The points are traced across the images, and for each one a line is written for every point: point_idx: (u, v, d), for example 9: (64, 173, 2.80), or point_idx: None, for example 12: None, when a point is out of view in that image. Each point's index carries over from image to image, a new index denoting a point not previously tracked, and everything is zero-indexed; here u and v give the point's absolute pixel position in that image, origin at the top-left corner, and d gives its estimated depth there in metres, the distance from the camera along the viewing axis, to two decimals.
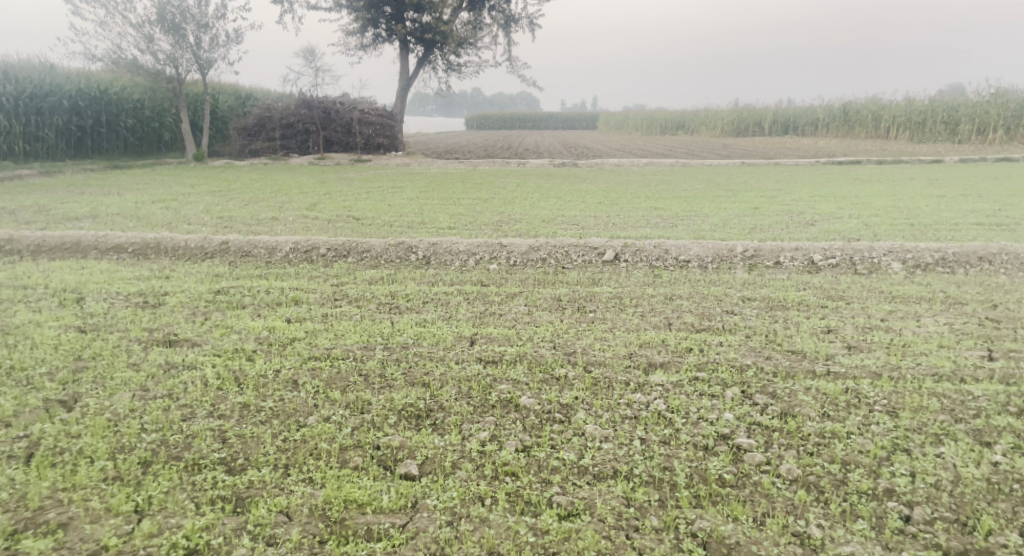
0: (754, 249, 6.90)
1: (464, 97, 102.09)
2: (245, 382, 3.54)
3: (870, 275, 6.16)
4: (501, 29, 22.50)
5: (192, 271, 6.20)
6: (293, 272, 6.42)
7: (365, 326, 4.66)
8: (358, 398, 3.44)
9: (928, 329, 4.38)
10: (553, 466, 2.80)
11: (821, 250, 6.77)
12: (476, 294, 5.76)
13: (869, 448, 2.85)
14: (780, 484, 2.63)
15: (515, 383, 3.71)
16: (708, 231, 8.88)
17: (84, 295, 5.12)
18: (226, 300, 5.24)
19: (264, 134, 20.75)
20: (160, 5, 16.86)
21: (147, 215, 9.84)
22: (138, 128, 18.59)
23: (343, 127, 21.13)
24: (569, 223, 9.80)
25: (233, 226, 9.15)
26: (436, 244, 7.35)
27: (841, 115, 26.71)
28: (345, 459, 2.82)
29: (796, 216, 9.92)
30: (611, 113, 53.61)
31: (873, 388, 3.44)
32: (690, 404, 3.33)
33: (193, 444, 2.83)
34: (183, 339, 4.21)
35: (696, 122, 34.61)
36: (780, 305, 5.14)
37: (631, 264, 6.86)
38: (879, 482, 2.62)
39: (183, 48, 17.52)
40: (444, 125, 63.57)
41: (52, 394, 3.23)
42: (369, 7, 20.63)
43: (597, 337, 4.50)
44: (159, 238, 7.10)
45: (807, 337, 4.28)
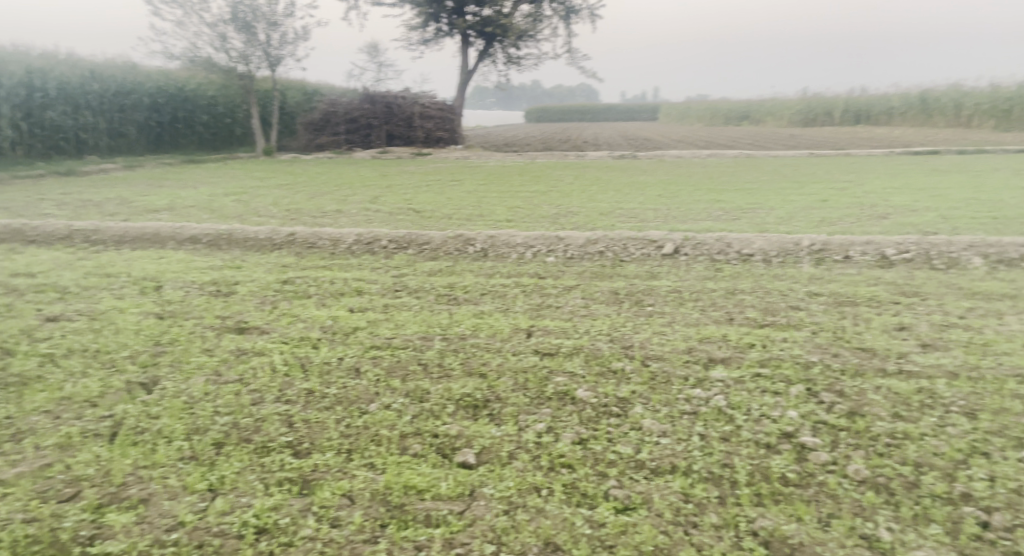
0: (821, 242, 6.64)
1: (524, 90, 102.08)
2: (310, 369, 3.68)
3: (948, 270, 5.84)
4: (561, 21, 22.37)
5: (261, 262, 6.46)
6: (355, 263, 6.60)
7: (424, 317, 4.76)
8: (417, 387, 3.52)
9: (1012, 328, 4.11)
10: (610, 459, 2.79)
11: (894, 244, 6.45)
12: (533, 286, 5.79)
13: (944, 450, 2.71)
14: (848, 485, 2.54)
15: (572, 376, 3.72)
16: (773, 224, 8.61)
17: (162, 284, 5.42)
18: (293, 290, 5.44)
19: (329, 129, 21.34)
20: (233, 4, 17.56)
21: (220, 207, 10.29)
22: (212, 124, 19.63)
23: (404, 121, 21.52)
24: (627, 216, 9.69)
25: (300, 219, 9.47)
26: (494, 236, 7.41)
27: (919, 103, 25.35)
28: (405, 445, 2.89)
29: (867, 208, 9.50)
30: (673, 105, 52.55)
31: (950, 388, 3.26)
32: (752, 400, 3.25)
33: (263, 427, 2.96)
34: (253, 326, 4.40)
35: (763, 113, 33.52)
36: (849, 301, 4.93)
37: (691, 257, 6.73)
38: (955, 486, 2.49)
39: (254, 45, 18.19)
40: (503, 118, 63.81)
41: (134, 377, 3.43)
42: (430, 2, 21.08)
43: (655, 331, 4.44)
44: (230, 230, 7.43)
45: (877, 334, 4.11)
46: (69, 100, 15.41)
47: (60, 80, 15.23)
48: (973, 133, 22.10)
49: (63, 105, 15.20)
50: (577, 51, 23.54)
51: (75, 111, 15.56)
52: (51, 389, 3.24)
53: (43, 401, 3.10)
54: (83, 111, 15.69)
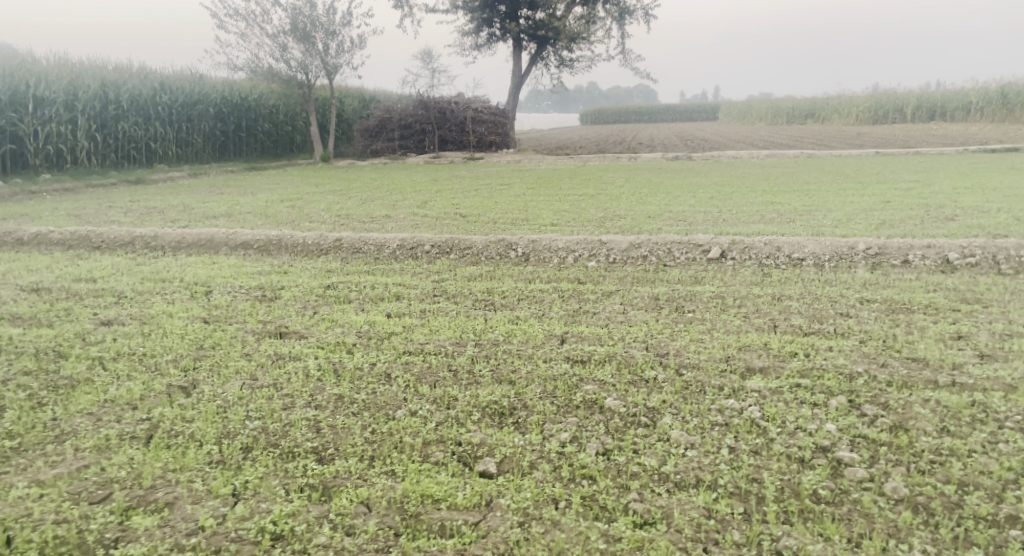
0: (878, 246, 6.32)
1: (580, 92, 101.56)
2: (343, 374, 3.74)
3: (1017, 276, 5.47)
4: (615, 22, 22.16)
5: (307, 267, 6.63)
6: (398, 268, 6.70)
7: (459, 323, 4.77)
8: (445, 394, 3.52)
9: None
10: (632, 471, 2.71)
11: (958, 247, 6.08)
12: (572, 292, 5.72)
13: (993, 468, 2.52)
14: (884, 504, 2.39)
15: (602, 384, 3.65)
16: (829, 226, 8.26)
17: (212, 288, 5.63)
18: (334, 295, 5.56)
19: (384, 135, 21.77)
20: (293, 16, 18.14)
21: (275, 213, 10.63)
22: (273, 131, 20.40)
23: (457, 126, 21.74)
24: (676, 219, 9.49)
25: (349, 224, 9.69)
26: (536, 241, 7.38)
27: (998, 98, 23.93)
28: (427, 453, 2.90)
29: (934, 209, 9.01)
30: (732, 105, 51.29)
31: (1005, 401, 3.04)
32: (788, 412, 3.10)
33: (290, 432, 3.03)
34: (292, 331, 4.52)
35: (829, 110, 32.23)
36: (904, 308, 4.67)
37: (738, 262, 6.53)
38: (1002, 508, 2.32)
39: (313, 55, 18.74)
40: (557, 121, 63.73)
41: (175, 380, 3.58)
42: (483, 7, 21.25)
43: (693, 338, 4.32)
44: (280, 236, 7.66)
45: (930, 343, 3.86)
46: (140, 112, 16.20)
47: (133, 92, 16.03)
48: None
49: (135, 116, 15.99)
50: (631, 52, 23.27)
51: (146, 121, 16.35)
52: (96, 391, 3.41)
53: (87, 403, 3.26)
54: (153, 121, 16.49)
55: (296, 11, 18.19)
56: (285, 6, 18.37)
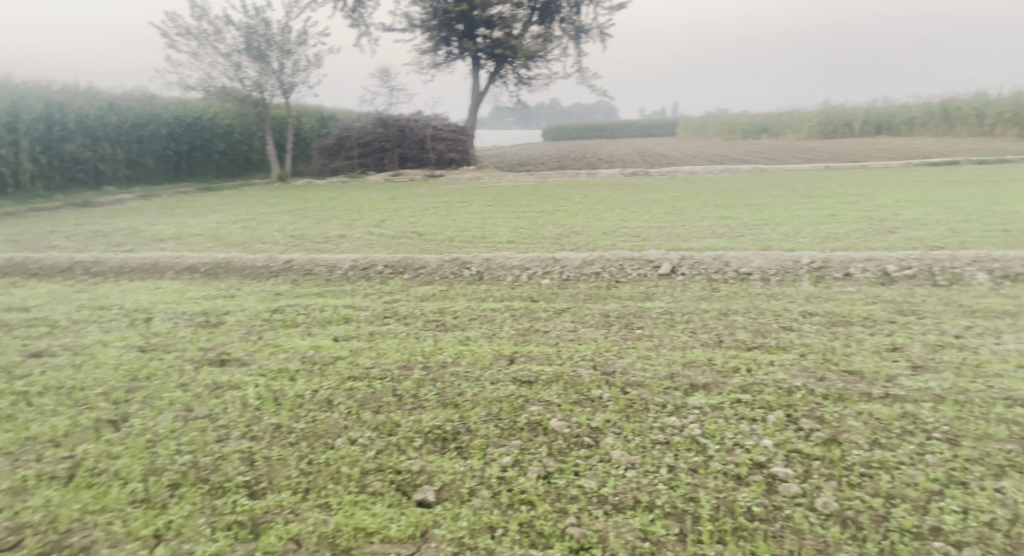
0: (821, 260, 6.49)
1: (541, 109, 102.86)
2: (283, 403, 3.64)
3: (951, 287, 5.67)
4: (571, 41, 22.49)
5: (256, 290, 6.50)
6: (349, 290, 6.60)
7: (407, 345, 4.70)
8: (388, 420, 3.45)
9: (1008, 347, 3.92)
10: (571, 494, 2.70)
11: (896, 260, 6.27)
12: (524, 310, 5.72)
13: (918, 480, 2.58)
14: (814, 519, 2.42)
15: (547, 404, 3.62)
16: (776, 240, 8.47)
17: (152, 315, 5.46)
18: (281, 319, 5.43)
19: (343, 154, 21.58)
20: (247, 34, 17.93)
21: (226, 235, 10.42)
22: (229, 151, 20.01)
23: (416, 144, 21.69)
24: (630, 235, 9.62)
25: (302, 245, 9.54)
26: (490, 259, 7.36)
27: (940, 113, 24.94)
28: (364, 483, 2.85)
29: (876, 223, 9.31)
30: (690, 120, 52.48)
31: (933, 412, 3.12)
32: (727, 429, 3.13)
33: (222, 466, 2.96)
34: (234, 358, 4.40)
35: (782, 125, 33.17)
36: (843, 321, 4.79)
37: (688, 277, 6.62)
38: (925, 519, 2.37)
39: (268, 74, 18.48)
40: (519, 137, 64.22)
41: (104, 413, 3.46)
42: (441, 26, 21.23)
43: (639, 356, 4.34)
44: (228, 259, 7.48)
45: (866, 356, 3.96)
46: (87, 133, 15.74)
47: (79, 113, 15.58)
48: (995, 142, 21.64)
49: (81, 137, 15.52)
50: (587, 71, 23.57)
51: (93, 142, 15.89)
52: (17, 429, 3.28)
53: (6, 443, 3.13)
54: (101, 142, 16.02)
55: (250, 29, 17.98)
56: (238, 25, 18.14)
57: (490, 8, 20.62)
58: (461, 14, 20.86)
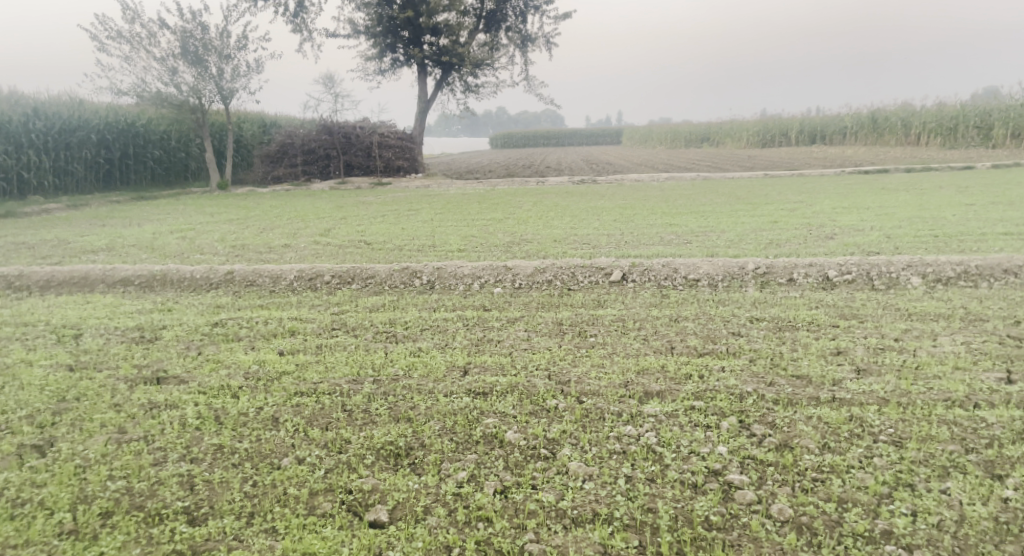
0: (766, 266, 6.65)
1: (489, 117, 103.26)
2: (224, 421, 3.46)
3: (887, 291, 5.90)
4: (517, 49, 22.60)
5: (194, 303, 6.22)
6: (295, 301, 6.39)
7: (357, 358, 4.56)
8: (337, 437, 3.32)
9: (944, 349, 4.08)
10: (529, 509, 2.66)
11: (836, 265, 6.49)
12: (476, 320, 5.65)
13: (869, 483, 2.63)
14: (770, 526, 2.44)
15: (503, 416, 3.56)
16: (722, 247, 8.67)
17: (82, 331, 5.14)
18: (222, 333, 5.20)
19: (286, 161, 21.03)
20: (183, 38, 17.30)
21: (162, 245, 9.97)
22: (164, 159, 19.17)
23: (363, 151, 21.37)
24: (580, 242, 9.68)
25: (244, 255, 9.21)
26: (441, 268, 7.26)
27: (869, 123, 26.15)
28: (313, 504, 2.74)
29: (815, 229, 9.65)
30: (635, 129, 53.60)
31: (879, 415, 3.20)
32: (683, 436, 3.14)
33: (159, 491, 2.80)
34: (171, 376, 4.16)
35: (723, 134, 34.18)
36: (789, 326, 4.90)
37: (638, 284, 6.69)
38: (877, 523, 2.42)
39: (205, 79, 17.88)
40: (467, 144, 64.19)
41: (28, 438, 3.24)
42: (386, 32, 20.92)
43: (594, 364, 4.33)
44: (165, 270, 7.14)
45: (813, 360, 4.05)
46: (10, 140, 14.92)
47: None
48: (921, 151, 22.81)
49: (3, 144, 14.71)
50: (534, 79, 23.71)
51: (17, 150, 15.08)
52: None
53: None
54: (25, 150, 15.22)
55: (186, 33, 17.36)
56: (173, 29, 17.51)
57: (436, 15, 20.52)
58: (407, 20, 20.68)
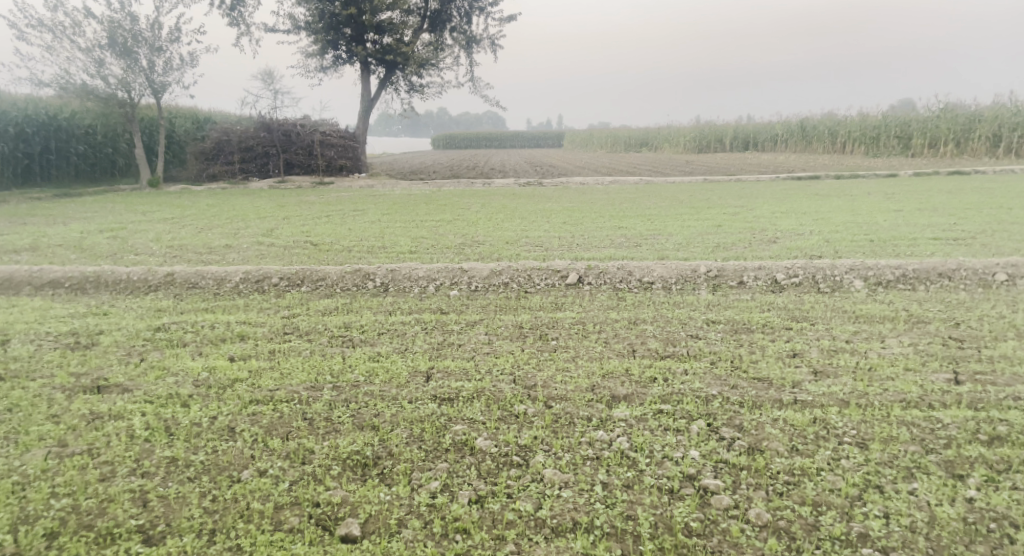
0: (717, 269, 6.81)
1: (432, 117, 102.64)
2: (175, 432, 3.27)
3: (832, 293, 6.13)
4: (463, 50, 22.49)
5: (132, 306, 5.87)
6: (242, 304, 6.11)
7: (313, 363, 4.39)
8: (299, 447, 3.17)
9: (892, 351, 4.25)
10: (507, 519, 2.62)
11: (784, 268, 6.70)
12: (435, 323, 5.54)
13: (840, 486, 2.73)
14: (749, 532, 2.50)
15: (471, 423, 3.48)
16: (671, 250, 8.83)
17: (9, 338, 4.80)
18: (166, 338, 4.92)
19: (223, 158, 20.18)
20: (110, 28, 16.34)
21: (91, 245, 9.42)
22: (89, 155, 18.01)
23: (304, 149, 20.78)
24: (532, 245, 9.68)
25: (183, 256, 8.78)
26: (394, 270, 7.11)
27: (798, 131, 27.33)
28: (280, 520, 2.61)
29: (758, 233, 9.97)
30: (576, 133, 54.33)
31: (841, 417, 3.31)
32: (655, 440, 3.15)
33: (109, 509, 2.63)
34: (113, 385, 3.92)
35: (661, 139, 35.00)
36: (744, 328, 5.03)
37: (594, 286, 6.72)
38: (853, 526, 2.50)
39: (135, 72, 16.99)
40: (410, 145, 63.52)
41: None
42: (328, 29, 20.39)
43: (558, 368, 4.30)
44: (98, 271, 6.75)
45: (771, 362, 4.16)
46: None
47: None
48: (848, 159, 23.94)
49: None
50: (480, 81, 23.61)
51: None
52: None
53: None
54: None
55: (114, 24, 16.43)
56: (100, 19, 16.56)
57: (379, 13, 20.17)
58: (350, 17, 20.25)
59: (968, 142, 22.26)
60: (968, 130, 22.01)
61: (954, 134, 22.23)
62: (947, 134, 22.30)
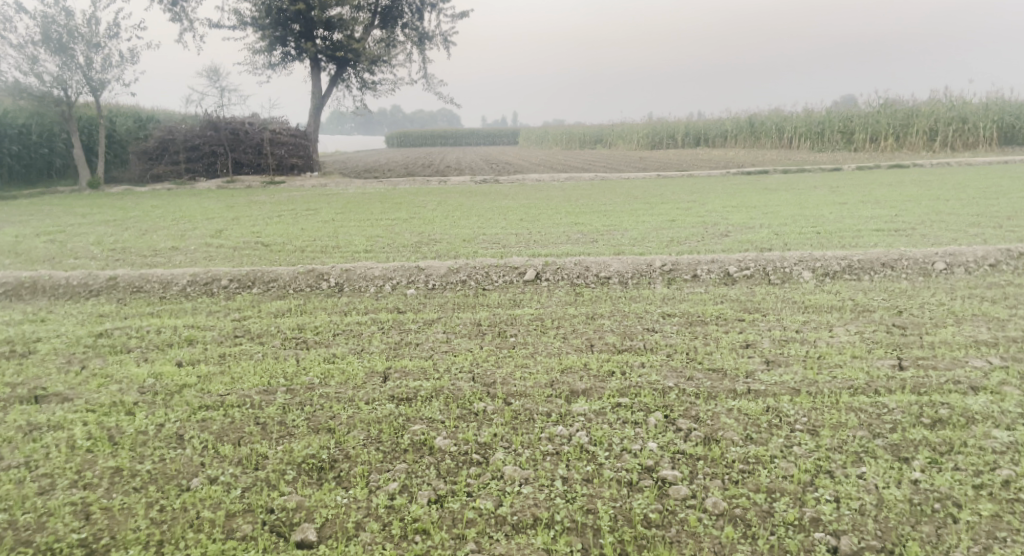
0: (671, 263, 6.91)
1: (386, 115, 101.54)
2: (120, 441, 3.12)
3: (782, 285, 6.29)
4: (415, 47, 22.27)
5: (73, 312, 5.62)
6: (189, 307, 5.91)
7: (266, 367, 4.26)
8: (252, 453, 3.07)
9: (841, 340, 4.38)
10: (467, 518, 2.59)
11: (736, 261, 6.85)
12: (392, 322, 5.46)
13: (793, 472, 2.80)
14: (707, 521, 2.54)
15: (430, 422, 3.44)
16: (627, 245, 8.93)
17: None
18: (109, 344, 4.72)
19: (167, 158, 19.49)
20: (44, 24, 15.62)
21: (27, 250, 8.97)
22: (24, 155, 17.14)
23: (254, 148, 20.25)
24: (490, 242, 9.65)
25: (126, 259, 8.45)
26: (349, 269, 6.98)
27: (747, 127, 27.99)
28: (231, 528, 2.53)
29: (710, 227, 10.17)
30: (531, 131, 54.56)
31: (793, 405, 3.40)
32: (613, 433, 3.18)
33: (48, 524, 2.50)
34: (52, 394, 3.74)
35: (615, 136, 35.38)
36: (699, 320, 5.12)
37: (552, 282, 6.74)
38: (806, 512, 2.57)
39: (71, 69, 16.24)
40: (363, 143, 62.56)
41: None
42: (275, 25, 19.91)
43: (517, 365, 4.29)
44: (35, 277, 6.45)
45: (725, 353, 4.24)
46: None
47: None
48: (795, 154, 24.64)
49: None
50: (433, 77, 23.41)
51: None
52: None
53: None
54: None
55: (47, 19, 15.71)
56: (33, 14, 15.80)
57: (328, 9, 19.78)
58: (298, 13, 19.79)
59: (907, 136, 23.21)
60: (906, 125, 22.95)
61: (893, 128, 23.15)
62: (887, 129, 23.20)
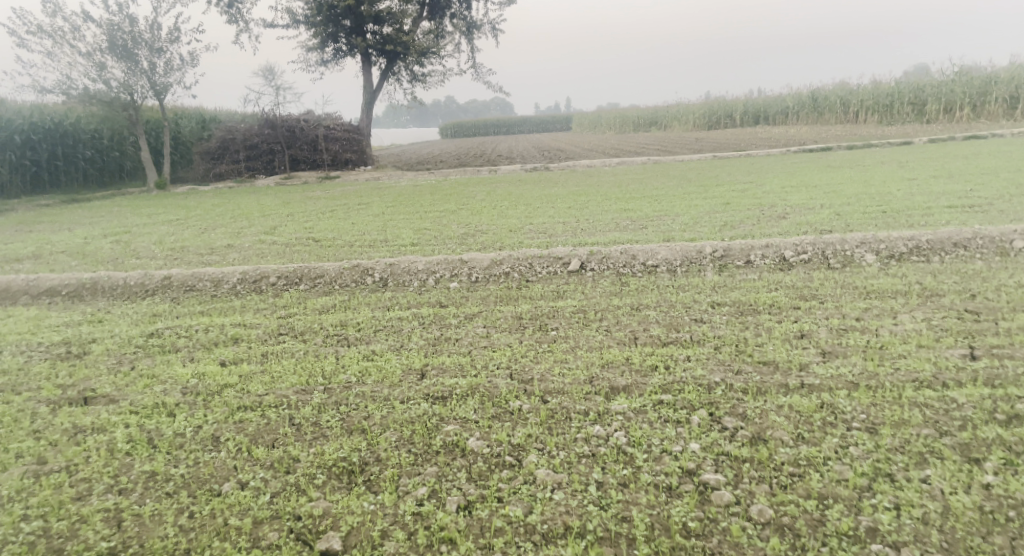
0: (723, 249, 6.59)
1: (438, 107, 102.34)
2: (157, 444, 3.17)
3: (843, 269, 5.90)
4: (463, 36, 22.19)
5: (128, 312, 5.81)
6: (238, 306, 6.01)
7: (305, 366, 4.24)
8: (284, 456, 3.05)
9: (906, 328, 4.05)
10: (495, 527, 2.50)
11: (793, 245, 6.47)
12: (433, 317, 5.39)
13: (848, 476, 2.57)
14: (752, 531, 2.37)
15: (464, 422, 3.34)
16: (678, 231, 8.61)
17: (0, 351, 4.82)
18: (159, 344, 4.83)
19: (228, 157, 20.00)
20: (110, 31, 16.23)
21: (94, 250, 9.40)
22: (98, 159, 18.04)
23: (309, 144, 20.74)
24: (536, 232, 9.50)
25: (183, 259, 8.71)
26: (393, 264, 6.95)
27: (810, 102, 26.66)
28: (258, 536, 2.53)
29: (767, 209, 9.72)
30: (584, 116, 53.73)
31: (850, 400, 3.13)
32: (653, 434, 2.99)
33: (81, 531, 2.56)
34: (100, 395, 3.85)
35: (669, 117, 34.38)
36: (750, 309, 4.83)
37: (597, 272, 6.54)
38: (861, 521, 2.36)
39: (136, 74, 16.90)
40: (417, 134, 63.19)
41: None
42: (326, 22, 20.10)
43: (557, 360, 4.14)
44: (96, 278, 6.71)
45: (778, 345, 3.97)
46: None
47: None
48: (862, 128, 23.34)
49: None
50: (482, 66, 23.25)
51: None
52: None
53: None
54: None
55: (113, 26, 16.33)
56: (100, 22, 16.46)
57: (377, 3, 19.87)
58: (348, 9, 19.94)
59: (985, 104, 21.72)
60: (985, 93, 21.45)
61: (970, 98, 21.68)
62: (963, 98, 21.74)
